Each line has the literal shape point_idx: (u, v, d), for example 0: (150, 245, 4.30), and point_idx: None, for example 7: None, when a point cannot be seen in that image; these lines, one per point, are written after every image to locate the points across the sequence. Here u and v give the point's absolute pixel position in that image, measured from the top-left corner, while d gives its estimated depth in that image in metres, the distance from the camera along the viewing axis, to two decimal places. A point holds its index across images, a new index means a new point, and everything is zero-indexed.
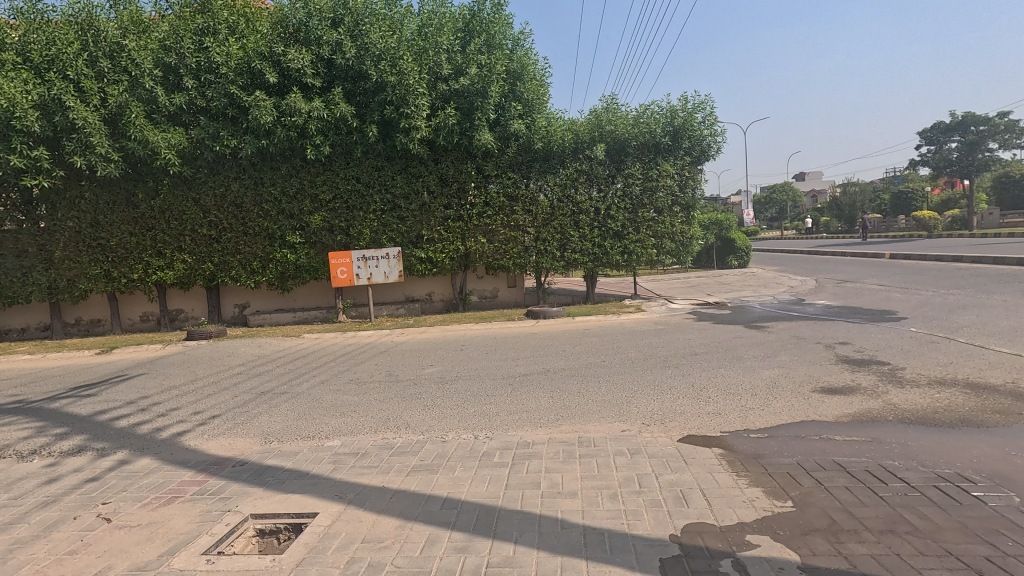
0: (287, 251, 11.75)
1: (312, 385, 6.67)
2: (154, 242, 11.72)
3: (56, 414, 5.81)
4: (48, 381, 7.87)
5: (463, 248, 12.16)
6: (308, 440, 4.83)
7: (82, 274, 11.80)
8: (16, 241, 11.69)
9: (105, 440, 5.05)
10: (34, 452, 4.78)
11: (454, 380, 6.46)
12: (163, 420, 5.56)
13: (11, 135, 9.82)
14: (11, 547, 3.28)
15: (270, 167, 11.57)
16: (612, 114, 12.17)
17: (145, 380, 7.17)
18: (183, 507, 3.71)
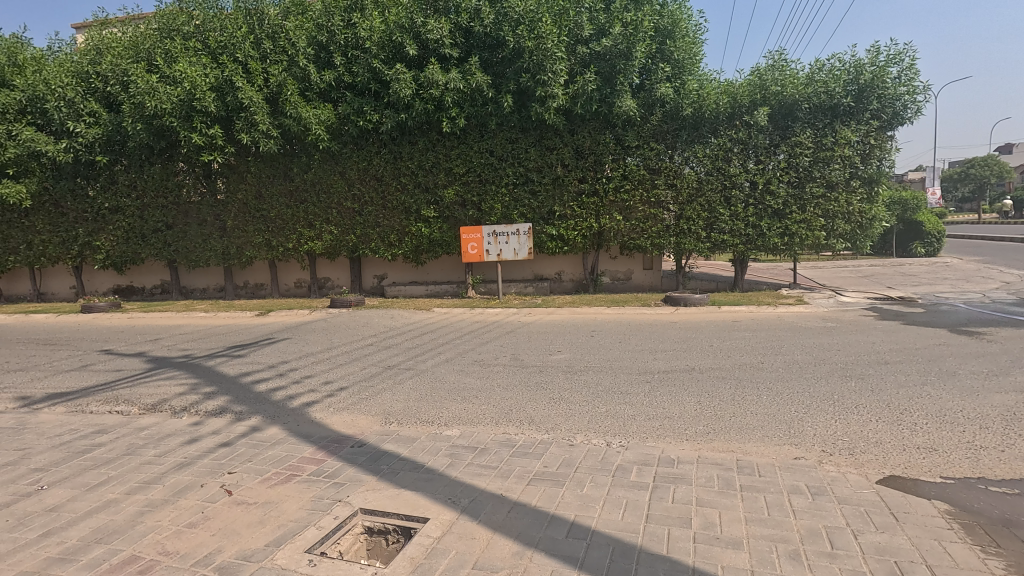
0: (422, 225, 11.85)
1: (436, 364, 6.46)
2: (306, 214, 12.50)
3: (210, 372, 6.23)
4: (213, 339, 8.66)
5: (597, 225, 11.34)
6: (427, 426, 4.53)
7: (248, 243, 13.06)
8: (200, 211, 13.31)
9: (243, 403, 5.22)
10: (184, 410, 5.06)
11: (583, 371, 5.83)
12: (297, 388, 5.66)
13: (193, 115, 10.93)
14: (142, 510, 3.32)
15: (409, 142, 11.68)
16: (779, 73, 10.45)
17: (287, 345, 7.51)
18: (298, 489, 3.54)
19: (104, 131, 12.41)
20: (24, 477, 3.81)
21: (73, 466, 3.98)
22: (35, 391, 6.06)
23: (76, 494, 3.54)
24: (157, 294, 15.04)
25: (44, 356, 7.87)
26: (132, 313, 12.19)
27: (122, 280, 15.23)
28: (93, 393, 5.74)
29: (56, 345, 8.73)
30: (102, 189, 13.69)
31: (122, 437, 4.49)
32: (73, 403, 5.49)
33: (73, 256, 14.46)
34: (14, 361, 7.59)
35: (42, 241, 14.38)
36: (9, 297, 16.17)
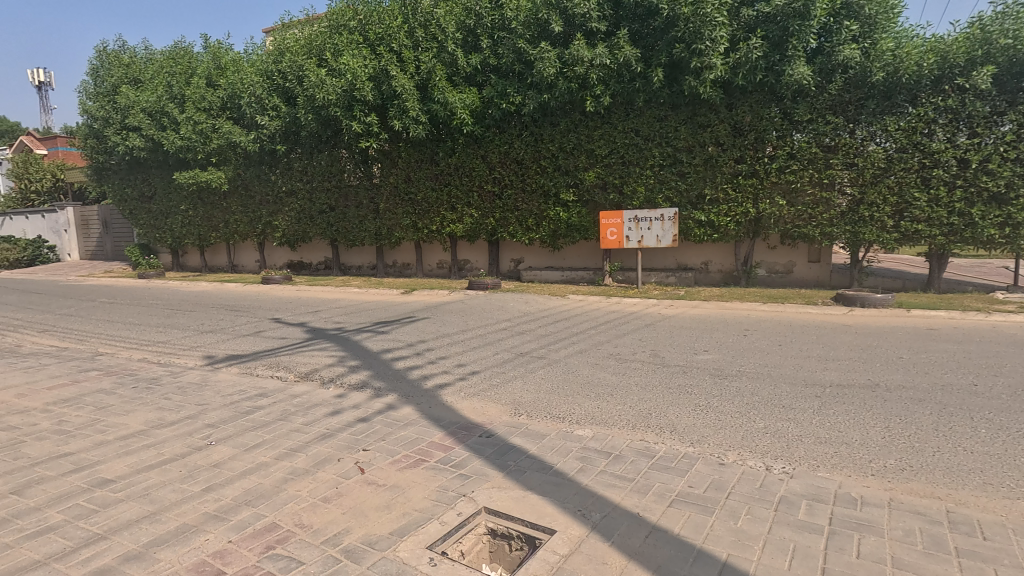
0: (560, 209, 11.56)
1: (570, 354, 6.17)
2: (449, 197, 12.90)
3: (357, 345, 6.60)
4: (362, 314, 9.27)
5: (754, 211, 10.15)
6: (558, 423, 4.26)
7: (398, 224, 13.89)
8: (358, 195, 14.44)
9: (382, 379, 5.40)
10: (331, 381, 5.37)
11: (735, 376, 5.14)
12: (432, 369, 5.74)
13: (354, 105, 11.77)
14: (287, 477, 3.49)
15: (550, 123, 11.43)
16: (1012, 21, 8.33)
17: (426, 324, 7.74)
18: (426, 475, 3.49)
19: (283, 122, 13.97)
20: (198, 431, 4.25)
21: (237, 425, 4.36)
22: (219, 351, 6.92)
23: (236, 453, 3.85)
24: (321, 269, 16.71)
25: (230, 321, 9.03)
26: (300, 286, 13.65)
27: (295, 256, 17.17)
28: (261, 358, 6.38)
29: (240, 312, 10.00)
30: (281, 174, 15.48)
31: (278, 402, 4.86)
32: (245, 365, 6.13)
33: (258, 233, 16.61)
34: (208, 324, 8.81)
35: (236, 220, 16.73)
36: (212, 267, 19.10)
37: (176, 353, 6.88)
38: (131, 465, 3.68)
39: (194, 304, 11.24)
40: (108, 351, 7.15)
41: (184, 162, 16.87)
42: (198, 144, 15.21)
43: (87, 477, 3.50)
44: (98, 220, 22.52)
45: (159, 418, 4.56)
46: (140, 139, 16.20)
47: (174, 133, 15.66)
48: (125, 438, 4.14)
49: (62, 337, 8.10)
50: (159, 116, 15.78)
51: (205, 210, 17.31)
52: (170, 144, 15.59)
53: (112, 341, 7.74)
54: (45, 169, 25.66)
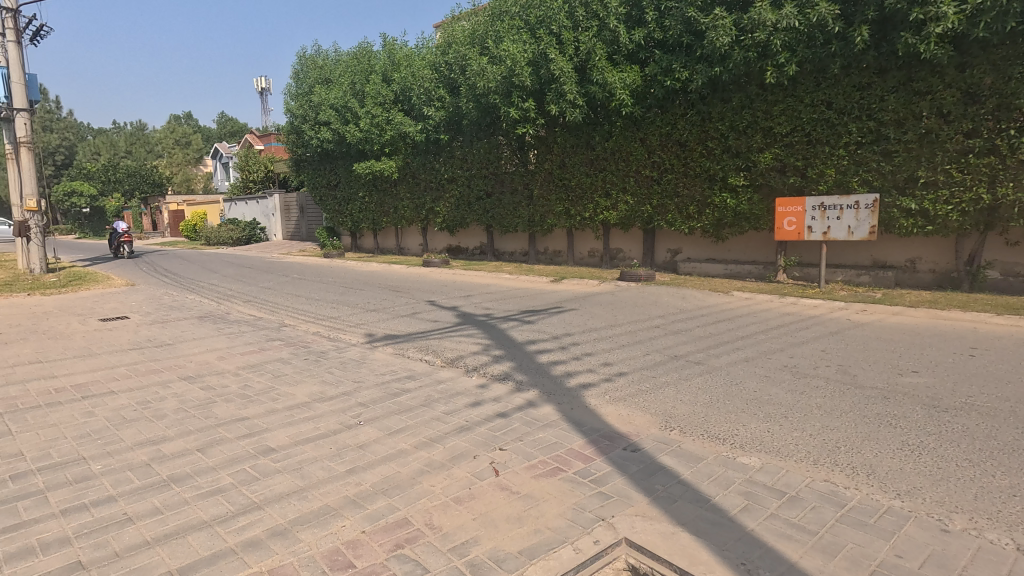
0: (728, 196, 10.39)
1: (733, 362, 5.41)
2: (604, 183, 12.40)
3: (502, 334, 6.53)
4: (511, 301, 9.28)
5: (989, 197, 8.00)
6: (717, 445, 3.67)
7: (550, 211, 13.80)
8: (513, 182, 14.62)
9: (524, 373, 5.22)
10: (474, 370, 5.33)
11: (960, 410, 4.01)
12: (576, 366, 5.43)
13: (513, 91, 11.82)
14: (423, 469, 3.45)
15: (721, 99, 10.29)
16: None
17: (574, 316, 7.43)
18: (562, 488, 3.18)
19: (447, 113, 14.63)
20: (351, 409, 4.45)
21: (384, 407, 4.49)
22: (378, 330, 7.37)
23: (380, 436, 3.92)
24: (476, 254, 17.31)
25: (392, 301, 9.66)
26: (456, 270, 14.24)
27: (453, 241, 18.03)
28: (413, 340, 6.62)
29: (401, 292, 10.68)
30: (443, 163, 16.28)
31: (424, 387, 4.93)
32: (398, 346, 6.41)
33: (422, 219, 17.78)
34: (373, 303, 9.51)
35: (403, 206, 18.08)
36: (383, 249, 20.92)
37: (344, 330, 7.47)
38: (291, 437, 3.93)
39: (364, 283, 12.30)
40: (291, 323, 8.04)
41: (363, 153, 18.66)
42: (374, 136, 16.68)
43: (256, 444, 3.81)
44: (297, 206, 26.07)
45: (320, 392, 4.89)
46: (329, 132, 18.30)
47: (355, 126, 17.39)
48: (290, 409, 4.49)
49: (259, 308, 9.34)
50: (344, 112, 17.64)
51: (378, 197, 18.97)
52: (352, 137, 17.35)
53: (296, 314, 8.71)
54: (260, 163, 30.46)
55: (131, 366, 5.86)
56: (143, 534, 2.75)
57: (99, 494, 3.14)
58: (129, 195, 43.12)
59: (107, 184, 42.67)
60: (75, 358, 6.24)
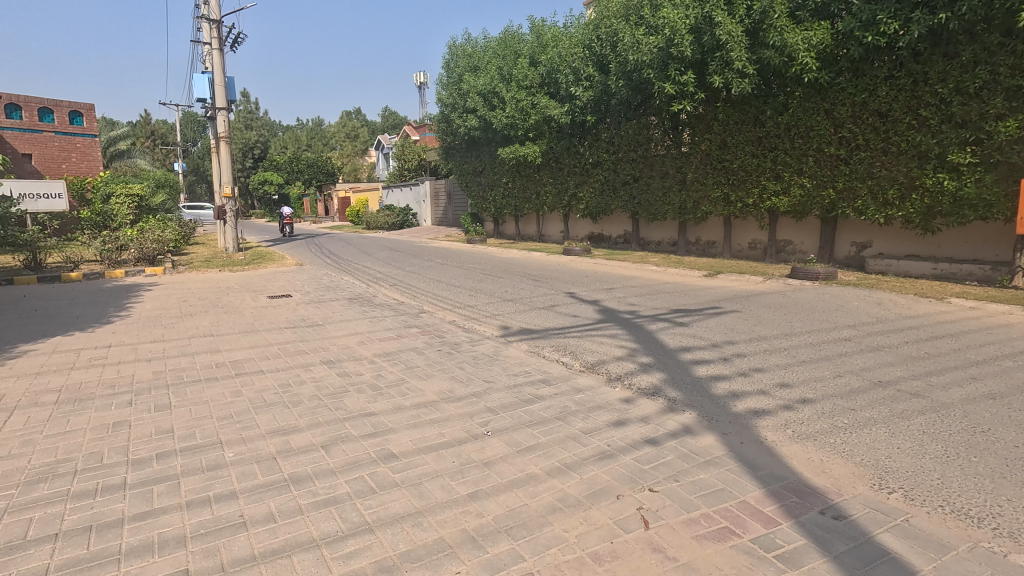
0: (944, 177, 8.25)
1: (971, 398, 4.03)
2: (774, 164, 10.76)
3: (650, 337, 5.70)
4: (659, 297, 8.34)
5: None
6: (970, 528, 2.58)
7: (706, 197, 12.43)
8: (664, 165, 13.43)
9: (679, 388, 4.39)
10: (618, 379, 4.62)
11: None
12: (744, 384, 4.46)
13: (670, 63, 10.70)
14: (555, 506, 2.86)
15: (943, 56, 8.17)
16: None
17: (736, 320, 6.34)
18: (736, 563, 2.39)
19: (595, 93, 13.84)
20: (479, 415, 4.02)
21: (515, 416, 3.99)
22: (514, 323, 6.96)
23: (508, 454, 3.43)
24: (619, 243, 16.35)
25: (529, 291, 9.25)
26: (598, 260, 13.49)
27: (596, 229, 17.25)
28: (550, 337, 6.08)
29: (540, 282, 10.26)
30: (588, 146, 15.53)
31: (559, 396, 4.35)
32: (534, 343, 5.91)
33: (565, 205, 17.28)
34: (510, 292, 9.19)
35: (546, 192, 17.70)
36: (524, 236, 20.82)
37: (479, 320, 7.19)
38: (414, 442, 3.60)
39: (503, 270, 12.12)
40: (429, 310, 7.99)
41: (508, 139, 18.64)
42: (519, 121, 16.49)
43: (378, 447, 3.52)
44: (445, 192, 27.15)
45: (449, 390, 4.54)
46: (476, 120, 18.57)
47: (502, 112, 17.40)
48: (417, 408, 4.19)
49: (402, 292, 9.52)
50: (491, 97, 17.74)
51: (521, 183, 18.83)
52: (499, 123, 17.37)
53: (435, 300, 8.69)
54: (414, 152, 32.37)
55: (282, 345, 6.10)
56: (251, 546, 2.54)
57: (223, 487, 3.04)
58: (308, 184, 48.76)
59: (291, 174, 48.68)
60: (239, 334, 6.72)
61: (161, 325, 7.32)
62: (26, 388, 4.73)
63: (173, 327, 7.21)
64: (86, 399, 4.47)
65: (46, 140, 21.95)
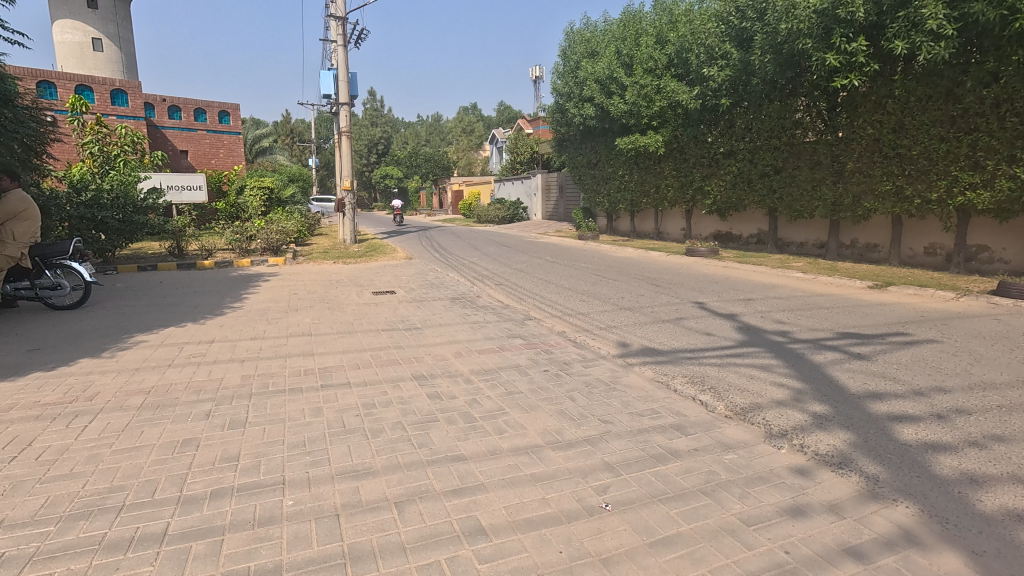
0: None
1: None
2: (971, 149, 8.59)
3: (819, 374, 4.37)
4: (815, 314, 6.79)
5: None
6: None
7: (870, 190, 10.36)
8: (816, 152, 11.47)
9: (880, 460, 3.11)
10: (783, 437, 3.42)
11: None
12: (983, 462, 3.06)
13: (834, 29, 9.00)
14: None
15: None
16: None
17: (938, 354, 4.76)
18: None
19: (733, 73, 12.17)
20: (594, 475, 3.07)
21: (643, 482, 2.99)
22: (634, 339, 5.89)
23: (635, 548, 2.45)
24: (752, 244, 14.45)
25: (650, 298, 8.07)
26: (728, 262, 11.87)
27: (723, 226, 15.43)
28: (681, 362, 4.94)
29: (661, 287, 9.01)
30: (720, 134, 13.82)
31: (701, 457, 3.27)
32: (661, 369, 4.82)
33: (689, 199, 15.65)
34: (628, 298, 8.08)
35: (667, 184, 16.16)
36: (639, 233, 19.37)
37: (593, 334, 6.20)
38: (509, 511, 2.74)
39: (619, 271, 11.00)
40: (536, 317, 7.14)
41: (626, 128, 17.33)
42: (641, 107, 15.16)
43: (463, 514, 2.71)
44: (557, 185, 26.29)
45: (556, 431, 3.64)
46: (592, 108, 17.47)
47: (621, 99, 16.16)
48: (516, 455, 3.33)
49: (508, 294, 8.78)
50: (609, 83, 16.56)
51: (639, 175, 17.42)
52: (618, 111, 16.14)
53: (542, 305, 7.83)
54: (526, 144, 31.92)
55: (375, 351, 5.58)
56: None
57: (269, 558, 2.40)
58: (425, 177, 50.45)
59: (410, 168, 50.72)
60: (336, 334, 6.34)
61: (265, 319, 7.19)
62: (118, 388, 4.57)
63: (276, 322, 7.05)
64: (168, 406, 4.16)
65: (199, 138, 24.30)
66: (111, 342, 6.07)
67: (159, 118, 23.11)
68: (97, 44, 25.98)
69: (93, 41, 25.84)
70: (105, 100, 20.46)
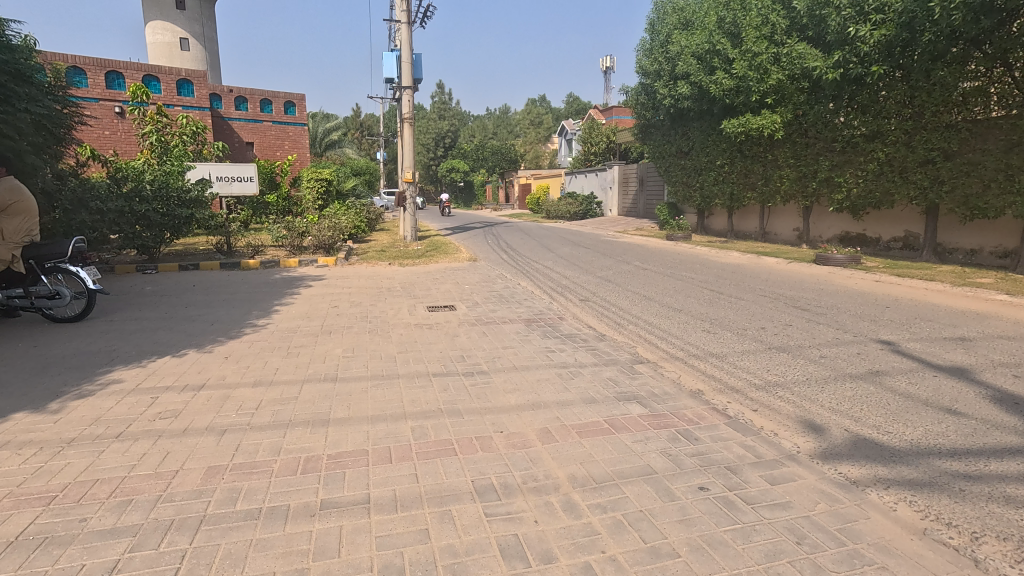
0: None
1: None
2: None
3: None
4: None
5: None
6: None
7: None
8: (1014, 129, 8.59)
9: None
10: None
11: None
12: None
13: None
14: None
15: None
16: None
17: None
18: None
19: (891, 29, 9.45)
20: None
21: None
22: (824, 417, 3.68)
23: None
24: (895, 249, 11.61)
25: (805, 332, 5.76)
26: (880, 275, 9.16)
27: (856, 227, 12.60)
28: (960, 489, 2.72)
29: (809, 311, 6.65)
30: (859, 111, 11.06)
31: None
32: (928, 506, 2.61)
33: (810, 192, 12.90)
34: (772, 331, 5.80)
35: (782, 174, 13.46)
36: (738, 233, 16.62)
37: (747, 400, 4.03)
38: None
39: (736, 285, 8.65)
40: (648, 360, 5.04)
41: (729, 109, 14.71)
42: (753, 82, 12.57)
43: None
44: (635, 178, 23.79)
45: None
46: (687, 87, 14.98)
47: (726, 74, 13.59)
48: None
49: (597, 317, 6.71)
50: (709, 57, 14.02)
51: (743, 164, 14.80)
52: (722, 88, 13.60)
53: (650, 339, 5.71)
54: (602, 133, 29.41)
55: (418, 422, 3.68)
56: None
57: None
58: (492, 170, 48.94)
59: (477, 161, 49.22)
60: (369, 380, 4.52)
61: (285, 348, 5.49)
62: (16, 487, 2.88)
63: (297, 353, 5.34)
64: (56, 546, 2.40)
65: (265, 129, 23.70)
66: (76, 381, 4.51)
67: (226, 109, 22.59)
68: (185, 44, 26.00)
69: (181, 41, 25.89)
70: (171, 91, 20.02)
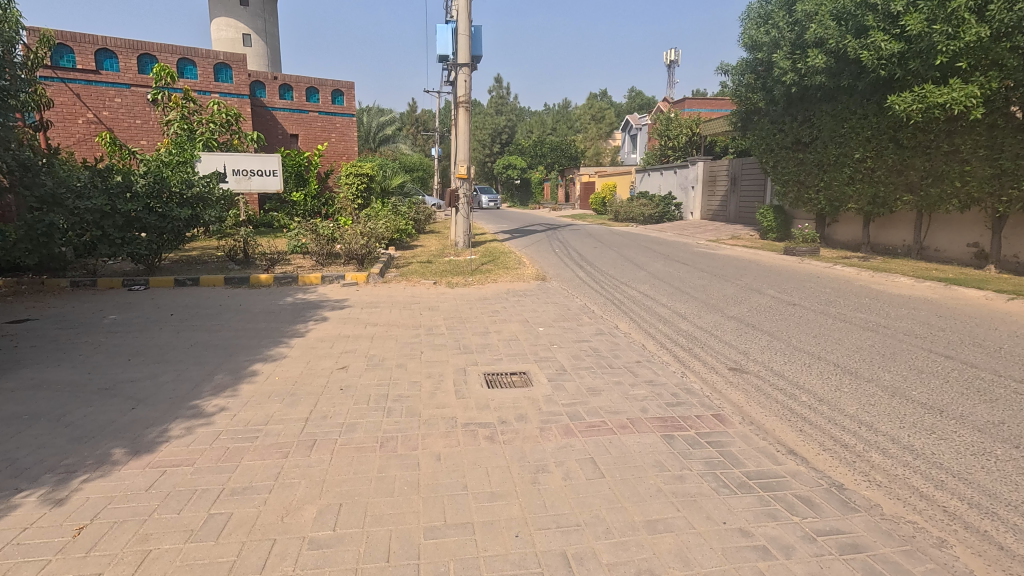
0: None
1: None
2: None
3: None
4: None
5: None
6: None
7: None
8: None
9: None
10: None
11: None
12: None
13: None
14: None
15: None
16: None
17: None
18: None
19: None
20: None
21: None
22: None
23: None
24: None
25: None
26: None
27: None
28: None
29: None
30: None
31: None
32: None
33: (1013, 195, 9.26)
34: None
35: (965, 169, 9.83)
36: (876, 247, 13.04)
37: None
38: None
39: (977, 345, 5.37)
40: None
41: (879, 82, 11.12)
42: (938, 41, 9.00)
43: None
44: (726, 177, 20.20)
45: None
46: (821, 57, 11.57)
47: (887, 34, 10.03)
48: None
49: (791, 426, 3.68)
50: (858, 14, 10.50)
51: (898, 158, 11.11)
52: (880, 54, 10.04)
53: (962, 516, 2.66)
54: (682, 125, 25.78)
55: None
56: None
57: None
58: (550, 168, 45.78)
59: (535, 158, 46.27)
60: None
61: (209, 502, 2.78)
62: None
63: (222, 523, 2.61)
64: None
65: (310, 120, 21.67)
66: None
67: (270, 98, 20.70)
68: (248, 41, 24.38)
69: (243, 37, 24.23)
70: (207, 76, 18.20)
